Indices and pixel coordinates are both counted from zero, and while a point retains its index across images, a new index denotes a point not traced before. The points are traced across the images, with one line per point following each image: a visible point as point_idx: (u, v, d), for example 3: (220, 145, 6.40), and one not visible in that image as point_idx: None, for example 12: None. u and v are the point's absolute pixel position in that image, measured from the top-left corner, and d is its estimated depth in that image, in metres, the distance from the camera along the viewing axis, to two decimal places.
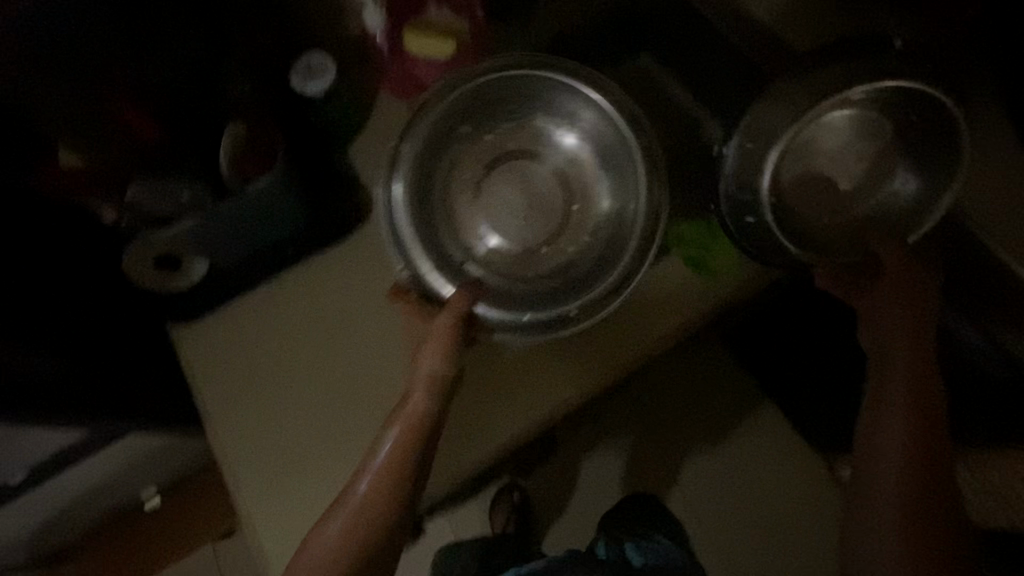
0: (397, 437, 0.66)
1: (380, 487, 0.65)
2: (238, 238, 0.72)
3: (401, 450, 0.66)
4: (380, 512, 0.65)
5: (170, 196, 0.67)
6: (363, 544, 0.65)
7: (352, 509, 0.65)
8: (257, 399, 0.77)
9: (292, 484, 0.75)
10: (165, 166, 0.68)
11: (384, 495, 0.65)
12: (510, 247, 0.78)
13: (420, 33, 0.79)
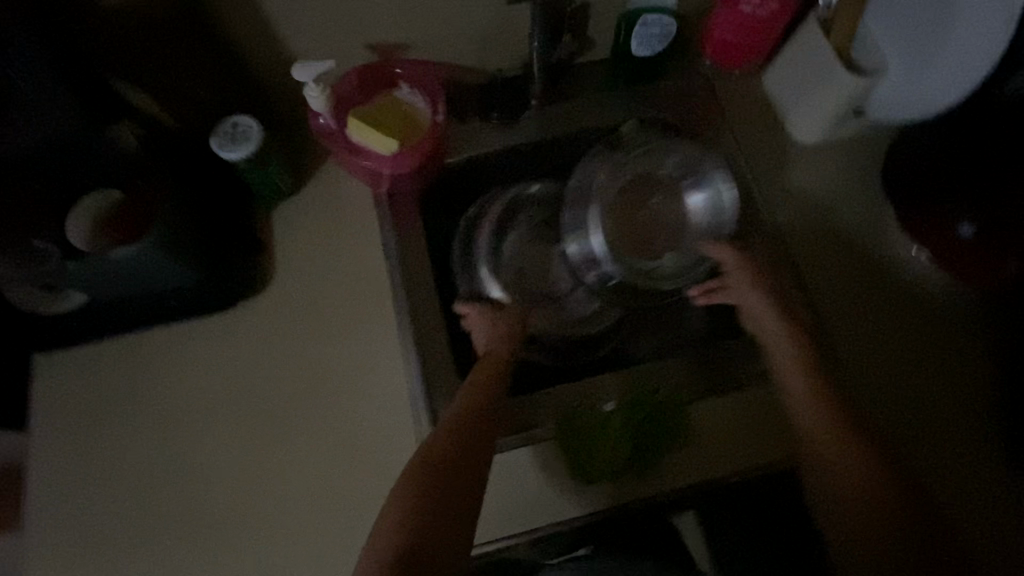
0: (451, 430, 0.65)
1: (430, 469, 0.60)
2: (104, 282, 0.68)
3: (453, 430, 0.65)
4: (433, 492, 0.59)
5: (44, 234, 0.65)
6: (431, 500, 0.58)
7: (404, 478, 0.60)
8: (102, 450, 0.74)
9: (123, 556, 0.71)
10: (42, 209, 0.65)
11: (448, 471, 0.61)
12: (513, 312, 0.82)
13: (369, 122, 0.76)
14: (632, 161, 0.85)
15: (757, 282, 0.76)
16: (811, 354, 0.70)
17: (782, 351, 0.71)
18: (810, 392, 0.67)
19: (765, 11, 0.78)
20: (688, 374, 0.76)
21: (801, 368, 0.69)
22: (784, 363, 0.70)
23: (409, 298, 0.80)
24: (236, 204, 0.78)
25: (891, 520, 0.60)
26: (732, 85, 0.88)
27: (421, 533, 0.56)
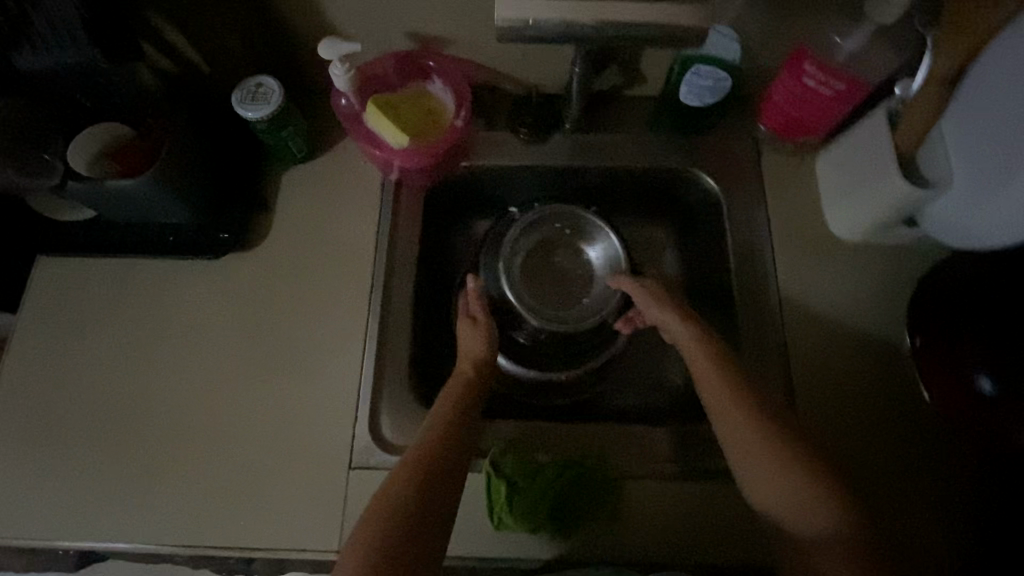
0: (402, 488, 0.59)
1: (410, 472, 0.60)
2: (104, 208, 0.70)
3: (426, 446, 0.63)
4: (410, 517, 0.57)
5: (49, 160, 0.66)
6: (403, 525, 0.56)
7: (368, 518, 0.57)
8: (60, 363, 0.75)
9: (47, 472, 0.71)
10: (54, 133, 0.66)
11: (417, 492, 0.59)
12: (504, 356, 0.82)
13: (387, 111, 0.75)
14: (534, 228, 0.85)
15: (659, 302, 0.73)
16: (736, 381, 0.64)
17: (707, 375, 0.66)
18: (745, 425, 0.61)
19: (828, 91, 0.70)
20: (666, 452, 0.72)
21: (732, 396, 0.63)
22: (711, 398, 0.65)
23: (386, 292, 0.78)
24: (245, 160, 0.80)
25: (854, 536, 0.57)
26: (780, 157, 0.82)
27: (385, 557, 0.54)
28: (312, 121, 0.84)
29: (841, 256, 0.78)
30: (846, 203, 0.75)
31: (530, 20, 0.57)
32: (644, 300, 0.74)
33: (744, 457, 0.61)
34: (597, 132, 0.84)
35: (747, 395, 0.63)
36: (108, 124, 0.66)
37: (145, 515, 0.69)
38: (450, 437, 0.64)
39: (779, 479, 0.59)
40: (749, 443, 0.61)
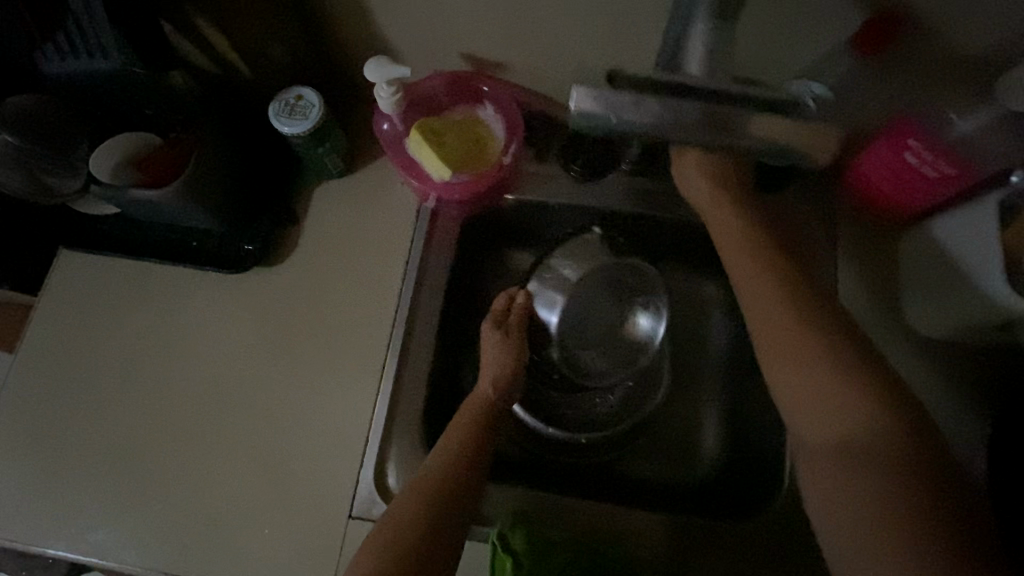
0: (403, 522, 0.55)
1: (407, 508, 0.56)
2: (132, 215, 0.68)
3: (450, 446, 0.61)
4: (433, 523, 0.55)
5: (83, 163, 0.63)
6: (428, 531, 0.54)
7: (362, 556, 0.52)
8: (74, 363, 0.73)
9: (49, 476, 0.69)
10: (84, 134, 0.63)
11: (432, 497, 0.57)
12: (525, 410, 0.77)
13: (431, 140, 0.69)
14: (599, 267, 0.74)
15: (710, 184, 0.66)
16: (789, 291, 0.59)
17: (759, 277, 0.60)
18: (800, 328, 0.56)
19: (932, 172, 0.60)
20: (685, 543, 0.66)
21: (784, 309, 0.58)
22: (764, 294, 0.59)
23: (409, 329, 0.73)
24: (279, 172, 0.76)
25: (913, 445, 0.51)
26: (858, 234, 0.74)
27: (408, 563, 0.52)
28: (353, 135, 0.79)
29: (913, 357, 0.69)
30: (927, 294, 0.67)
31: (613, 120, 0.44)
32: (704, 181, 0.66)
33: (798, 368, 0.55)
34: (657, 175, 0.76)
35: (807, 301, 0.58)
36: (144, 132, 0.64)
37: (139, 535, 0.67)
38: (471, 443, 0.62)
39: (831, 394, 0.53)
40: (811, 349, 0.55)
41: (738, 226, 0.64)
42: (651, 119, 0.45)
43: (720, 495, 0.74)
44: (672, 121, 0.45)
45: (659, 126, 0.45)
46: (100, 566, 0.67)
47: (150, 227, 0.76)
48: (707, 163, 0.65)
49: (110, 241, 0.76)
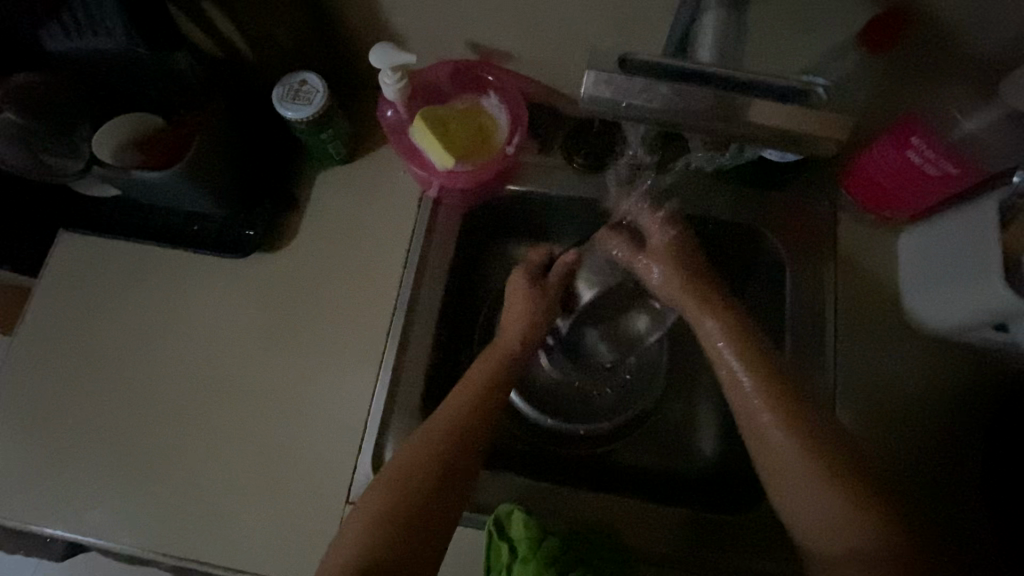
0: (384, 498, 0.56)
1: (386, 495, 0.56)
2: (134, 197, 0.68)
3: (436, 433, 0.60)
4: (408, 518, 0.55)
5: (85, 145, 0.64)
6: (404, 522, 0.55)
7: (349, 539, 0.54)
8: (73, 345, 0.73)
9: (48, 457, 0.70)
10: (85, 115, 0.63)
11: (411, 492, 0.56)
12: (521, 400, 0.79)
13: (435, 128, 0.69)
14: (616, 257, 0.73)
15: (671, 275, 0.68)
16: (768, 386, 0.59)
17: (736, 374, 0.61)
18: (778, 426, 0.57)
19: (934, 171, 0.60)
20: (676, 535, 0.67)
21: (761, 404, 0.58)
22: (743, 393, 0.60)
23: (409, 318, 0.73)
24: (281, 156, 0.76)
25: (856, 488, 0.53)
26: (862, 231, 0.72)
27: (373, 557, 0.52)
28: (356, 122, 0.78)
29: (913, 357, 0.68)
30: (928, 293, 0.65)
31: (623, 104, 0.48)
32: (658, 263, 0.68)
33: (777, 467, 0.56)
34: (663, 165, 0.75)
35: (784, 396, 0.59)
36: (147, 115, 0.64)
37: (137, 516, 0.67)
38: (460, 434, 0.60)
39: (805, 482, 0.54)
40: (787, 450, 0.56)
41: (716, 322, 0.64)
42: (659, 104, 0.48)
43: (714, 491, 0.74)
44: (679, 109, 0.48)
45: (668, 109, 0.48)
46: (98, 545, 0.67)
47: (151, 210, 0.75)
48: (626, 243, 0.71)
49: (110, 222, 0.76)
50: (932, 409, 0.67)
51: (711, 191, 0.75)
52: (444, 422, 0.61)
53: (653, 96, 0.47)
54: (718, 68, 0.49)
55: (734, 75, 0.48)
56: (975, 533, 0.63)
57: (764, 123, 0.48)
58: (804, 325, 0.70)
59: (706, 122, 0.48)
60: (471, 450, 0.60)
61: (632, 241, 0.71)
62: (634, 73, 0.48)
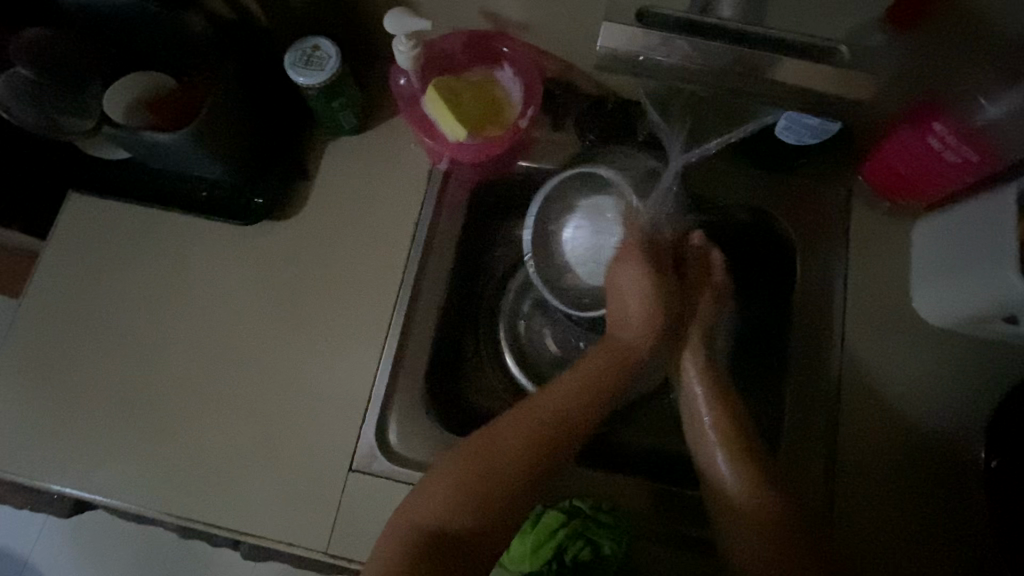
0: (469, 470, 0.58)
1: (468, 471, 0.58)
2: (144, 160, 0.67)
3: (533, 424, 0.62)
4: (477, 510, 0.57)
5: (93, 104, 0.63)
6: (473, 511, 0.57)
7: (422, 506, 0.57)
8: (80, 307, 0.73)
9: (54, 417, 0.70)
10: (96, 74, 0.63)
11: (490, 481, 0.58)
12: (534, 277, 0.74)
13: (447, 99, 0.68)
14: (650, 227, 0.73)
15: (687, 325, 0.72)
16: (728, 431, 0.65)
17: (700, 420, 0.67)
18: (737, 473, 0.63)
19: (954, 158, 0.60)
20: (665, 512, 0.68)
21: (721, 449, 0.65)
22: (711, 444, 0.66)
23: (416, 291, 0.73)
24: (291, 125, 0.75)
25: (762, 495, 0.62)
26: (875, 218, 0.71)
27: (438, 526, 0.56)
28: (368, 93, 0.78)
29: (922, 348, 0.67)
30: (940, 287, 0.64)
31: (641, 56, 0.50)
32: (683, 304, 0.73)
33: (726, 510, 0.63)
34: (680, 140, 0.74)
35: (748, 449, 0.64)
36: (164, 80, 0.64)
37: (141, 477, 0.68)
38: (549, 438, 0.61)
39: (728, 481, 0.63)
40: (733, 491, 0.63)
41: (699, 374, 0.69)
42: (679, 58, 0.50)
43: None
44: (697, 65, 0.50)
45: (687, 66, 0.50)
46: (104, 504, 0.68)
47: (160, 174, 0.75)
48: (696, 273, 0.73)
49: (119, 186, 0.76)
50: (944, 403, 0.66)
51: (723, 173, 0.74)
52: (550, 420, 0.62)
53: (672, 52, 0.49)
54: (737, 22, 0.51)
55: (752, 29, 0.51)
56: (970, 524, 0.63)
57: (779, 81, 0.50)
58: (811, 312, 0.70)
59: (722, 78, 0.51)
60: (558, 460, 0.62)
61: (700, 274, 0.73)
62: (654, 26, 0.50)
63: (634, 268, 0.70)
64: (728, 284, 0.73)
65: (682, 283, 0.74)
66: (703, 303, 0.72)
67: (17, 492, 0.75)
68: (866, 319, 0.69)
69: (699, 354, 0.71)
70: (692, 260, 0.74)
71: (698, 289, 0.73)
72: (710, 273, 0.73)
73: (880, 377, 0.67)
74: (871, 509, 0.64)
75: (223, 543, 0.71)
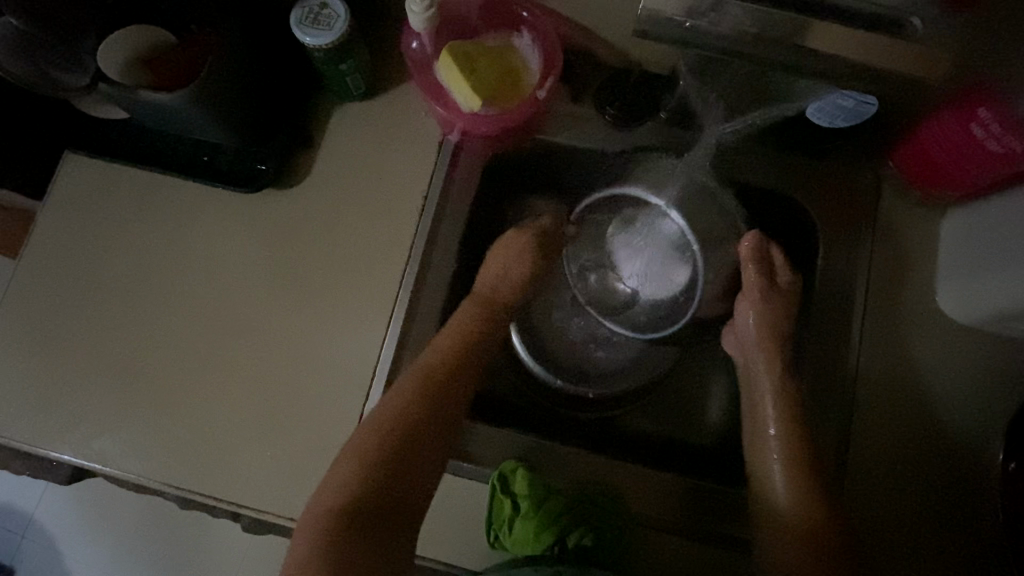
0: (390, 421, 0.57)
1: (390, 428, 0.57)
2: (145, 120, 0.64)
3: (431, 374, 0.61)
4: (389, 473, 0.55)
5: (84, 58, 0.59)
6: (385, 472, 0.55)
7: (349, 475, 0.54)
8: (79, 272, 0.71)
9: (52, 382, 0.69)
10: (94, 25, 0.59)
11: (395, 444, 0.56)
12: (651, 217, 0.75)
13: (462, 64, 0.64)
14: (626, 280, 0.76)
15: (763, 326, 0.66)
16: (795, 433, 0.62)
17: (764, 424, 0.64)
18: (784, 469, 0.61)
19: (996, 147, 0.55)
20: (669, 501, 0.66)
21: (781, 459, 0.62)
22: (768, 441, 0.63)
23: (423, 267, 0.71)
24: (299, 89, 0.72)
25: (808, 505, 0.60)
26: (903, 208, 0.68)
27: (349, 510, 0.52)
28: (378, 57, 0.74)
29: (942, 343, 0.65)
30: (968, 283, 0.62)
31: (689, 23, 0.48)
32: (756, 310, 0.67)
33: (770, 516, 0.61)
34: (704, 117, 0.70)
35: (802, 451, 0.61)
36: (159, 35, 0.60)
37: (141, 448, 0.67)
38: (434, 386, 0.61)
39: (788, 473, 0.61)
40: (792, 517, 0.60)
41: (775, 385, 0.65)
42: (728, 27, 0.48)
43: (717, 459, 0.73)
44: (749, 34, 0.47)
45: (734, 35, 0.48)
46: (103, 472, 0.67)
47: (158, 136, 0.72)
48: (763, 274, 0.67)
49: (116, 149, 0.72)
50: (963, 397, 0.64)
51: (747, 155, 0.71)
52: (427, 374, 0.61)
53: (720, 19, 0.47)
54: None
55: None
56: (982, 522, 0.62)
57: (825, 54, 0.47)
58: (833, 303, 0.68)
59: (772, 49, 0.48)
60: (450, 397, 0.61)
61: (766, 273, 0.67)
62: None
63: (517, 254, 0.71)
64: (796, 285, 0.68)
65: (749, 287, 0.67)
66: (774, 308, 0.67)
67: (17, 458, 0.74)
68: (888, 312, 0.66)
69: (775, 360, 0.65)
70: (747, 261, 0.67)
71: (767, 290, 0.67)
72: (773, 272, 0.68)
73: (905, 361, 0.65)
74: (883, 494, 0.63)
75: (222, 515, 0.70)
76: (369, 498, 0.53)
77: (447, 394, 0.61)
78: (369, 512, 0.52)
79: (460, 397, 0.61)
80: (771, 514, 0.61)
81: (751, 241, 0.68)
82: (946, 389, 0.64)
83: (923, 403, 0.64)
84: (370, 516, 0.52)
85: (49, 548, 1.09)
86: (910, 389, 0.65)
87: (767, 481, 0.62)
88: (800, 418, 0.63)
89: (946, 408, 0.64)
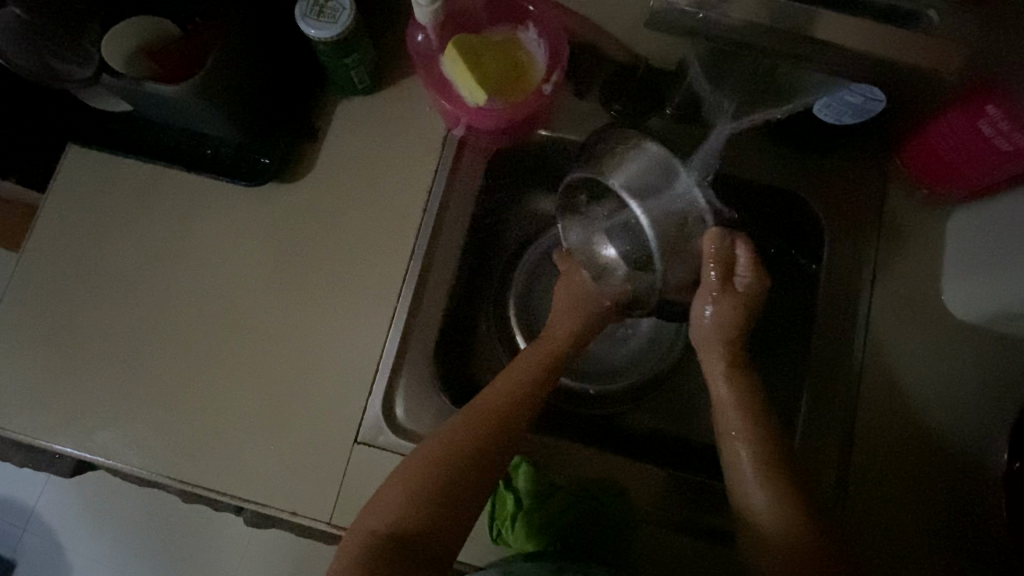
0: (439, 454, 0.56)
1: (435, 457, 0.56)
2: (151, 112, 0.64)
3: (485, 410, 0.59)
4: (429, 506, 0.54)
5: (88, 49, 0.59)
6: (433, 503, 0.54)
7: (391, 500, 0.54)
8: (81, 264, 0.71)
9: (55, 375, 0.69)
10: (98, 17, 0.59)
11: (447, 474, 0.55)
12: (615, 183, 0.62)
13: (468, 58, 0.64)
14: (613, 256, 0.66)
15: (731, 324, 0.62)
16: (766, 438, 0.59)
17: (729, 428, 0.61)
18: (755, 474, 0.57)
19: (1004, 145, 0.55)
20: (670, 498, 0.66)
21: (752, 464, 0.58)
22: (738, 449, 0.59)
23: (427, 262, 0.70)
24: (303, 82, 0.71)
25: (792, 518, 0.56)
26: (909, 207, 0.68)
27: (388, 539, 0.53)
28: (383, 51, 0.73)
29: (946, 343, 0.65)
30: (973, 281, 0.62)
31: (701, 14, 0.48)
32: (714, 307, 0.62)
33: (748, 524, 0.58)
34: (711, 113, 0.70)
35: (777, 458, 0.58)
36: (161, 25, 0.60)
37: (144, 440, 0.67)
38: (486, 415, 0.59)
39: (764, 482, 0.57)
40: (771, 524, 0.56)
41: (734, 386, 0.62)
42: (740, 17, 0.48)
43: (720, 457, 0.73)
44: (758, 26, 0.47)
45: (744, 27, 0.48)
46: (107, 465, 0.67)
47: (162, 129, 0.71)
48: (720, 271, 0.61)
49: (120, 142, 0.72)
50: (966, 397, 0.64)
51: (753, 152, 0.71)
52: (480, 403, 0.60)
53: (731, 11, 0.47)
54: None
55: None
56: (985, 522, 0.62)
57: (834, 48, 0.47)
58: (837, 302, 0.67)
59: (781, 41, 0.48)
60: (506, 432, 0.58)
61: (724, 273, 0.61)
62: None
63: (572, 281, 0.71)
64: (759, 285, 0.62)
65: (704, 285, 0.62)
66: (729, 308, 0.62)
67: (21, 450, 0.74)
68: (892, 311, 0.66)
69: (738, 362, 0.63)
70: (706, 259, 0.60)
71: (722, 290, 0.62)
72: (732, 272, 0.62)
73: (907, 360, 0.65)
74: (884, 492, 0.63)
75: (225, 508, 0.70)
76: (412, 529, 0.53)
77: (503, 426, 0.59)
78: (405, 545, 0.53)
79: (514, 433, 0.59)
80: (750, 525, 0.58)
81: (711, 239, 0.59)
82: (948, 388, 0.64)
83: (925, 401, 0.64)
84: (415, 546, 0.53)
85: (51, 542, 1.09)
86: (912, 389, 0.65)
87: (736, 494, 0.59)
88: (771, 423, 0.61)
89: (948, 407, 0.64)
